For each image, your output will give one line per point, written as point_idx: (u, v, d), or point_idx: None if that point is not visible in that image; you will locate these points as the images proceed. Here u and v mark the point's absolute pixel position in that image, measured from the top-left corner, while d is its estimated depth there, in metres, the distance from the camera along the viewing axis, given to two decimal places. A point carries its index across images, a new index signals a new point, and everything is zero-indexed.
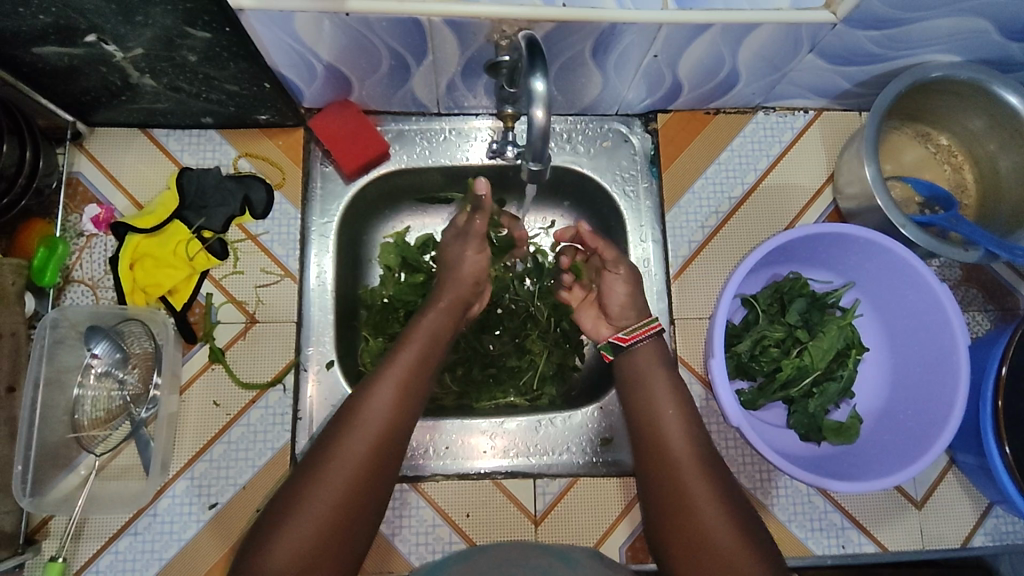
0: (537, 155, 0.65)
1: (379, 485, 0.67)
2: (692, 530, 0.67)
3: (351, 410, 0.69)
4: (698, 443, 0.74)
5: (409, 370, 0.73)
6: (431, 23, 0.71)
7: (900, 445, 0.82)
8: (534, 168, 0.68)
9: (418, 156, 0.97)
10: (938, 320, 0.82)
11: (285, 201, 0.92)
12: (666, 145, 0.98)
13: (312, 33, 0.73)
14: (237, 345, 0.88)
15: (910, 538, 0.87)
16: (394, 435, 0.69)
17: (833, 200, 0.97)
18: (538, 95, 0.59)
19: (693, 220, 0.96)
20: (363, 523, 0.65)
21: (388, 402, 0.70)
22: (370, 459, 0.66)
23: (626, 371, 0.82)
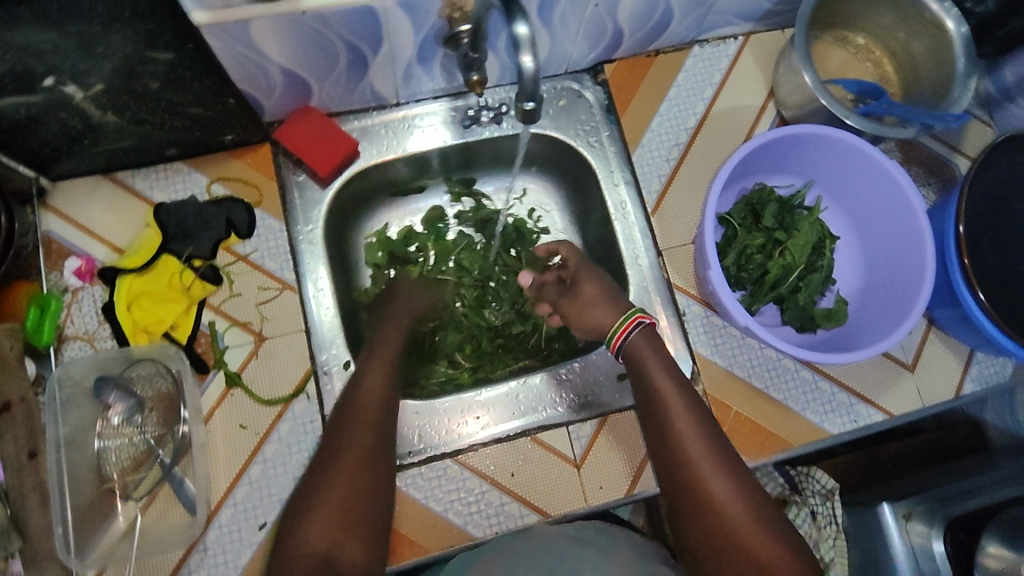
0: (531, 94, 0.67)
1: (377, 487, 0.74)
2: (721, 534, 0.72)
3: (345, 412, 0.79)
4: (703, 428, 0.79)
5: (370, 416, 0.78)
6: (386, 8, 0.76)
7: (883, 316, 0.89)
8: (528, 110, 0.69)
9: (387, 147, 1.00)
10: (894, 195, 0.89)
11: (267, 217, 0.93)
12: (619, 92, 1.03)
13: (271, 38, 0.75)
14: (251, 365, 0.88)
15: (912, 399, 0.94)
16: (382, 440, 0.77)
17: (777, 111, 1.04)
18: (522, 38, 0.64)
19: (658, 156, 1.02)
20: (378, 500, 0.74)
21: (367, 409, 0.79)
22: (361, 461, 0.74)
23: (634, 361, 0.85)
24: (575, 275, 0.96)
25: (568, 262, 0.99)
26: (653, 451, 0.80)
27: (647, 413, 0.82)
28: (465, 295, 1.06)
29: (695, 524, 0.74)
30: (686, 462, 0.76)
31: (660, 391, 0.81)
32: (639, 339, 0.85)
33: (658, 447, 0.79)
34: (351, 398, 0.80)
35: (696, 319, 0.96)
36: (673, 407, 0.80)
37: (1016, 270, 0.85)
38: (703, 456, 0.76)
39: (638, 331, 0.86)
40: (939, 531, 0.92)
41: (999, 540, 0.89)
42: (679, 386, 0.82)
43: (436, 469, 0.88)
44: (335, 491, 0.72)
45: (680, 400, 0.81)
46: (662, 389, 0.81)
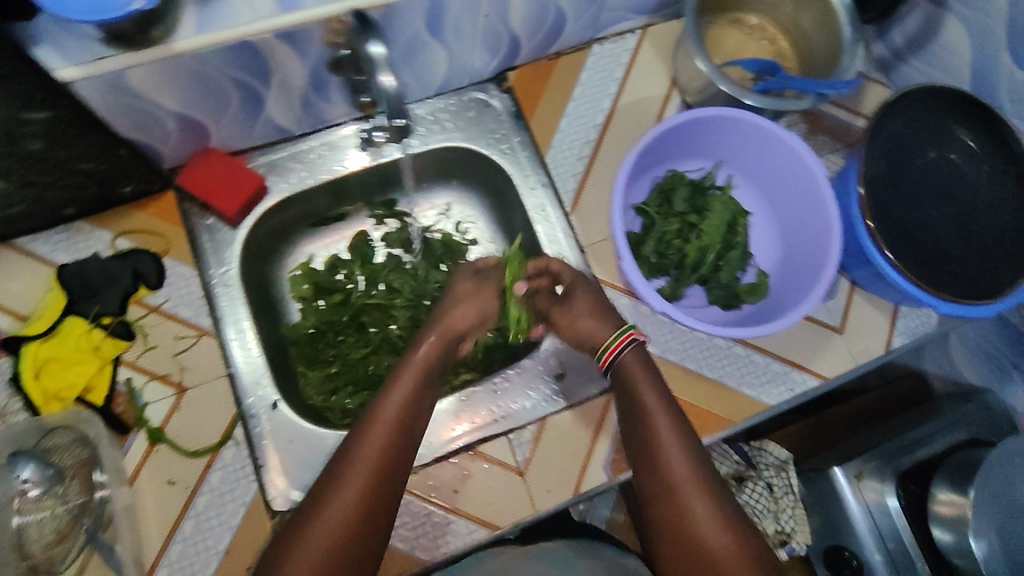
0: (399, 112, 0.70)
1: (373, 528, 0.73)
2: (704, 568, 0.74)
3: (345, 453, 0.76)
4: (688, 444, 0.80)
5: (370, 479, 0.74)
6: (266, 42, 0.75)
7: (801, 283, 0.90)
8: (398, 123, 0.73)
9: (298, 180, 0.98)
10: (796, 163, 0.90)
11: (178, 264, 0.90)
12: (524, 98, 1.04)
13: (156, 86, 0.76)
14: (174, 418, 0.85)
15: (844, 361, 0.94)
16: (388, 485, 0.75)
17: (682, 99, 1.05)
18: (380, 54, 0.69)
19: (570, 155, 1.02)
20: (373, 540, 0.73)
21: (368, 454, 0.75)
22: (359, 502, 0.73)
23: (621, 382, 0.84)
24: (570, 287, 0.90)
25: (562, 273, 0.91)
26: (635, 460, 0.81)
27: (629, 420, 0.82)
28: (397, 318, 1.04)
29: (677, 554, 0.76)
30: (668, 483, 0.78)
31: (642, 403, 0.81)
32: (631, 359, 0.84)
33: (643, 472, 0.80)
34: (355, 439, 0.77)
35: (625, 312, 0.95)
36: (664, 438, 0.79)
37: (923, 225, 0.86)
38: (694, 495, 0.76)
39: (630, 350, 0.85)
40: (893, 486, 0.99)
41: (948, 486, 0.97)
42: (668, 403, 0.82)
43: None
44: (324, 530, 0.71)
45: (676, 433, 0.80)
46: (657, 422, 0.80)
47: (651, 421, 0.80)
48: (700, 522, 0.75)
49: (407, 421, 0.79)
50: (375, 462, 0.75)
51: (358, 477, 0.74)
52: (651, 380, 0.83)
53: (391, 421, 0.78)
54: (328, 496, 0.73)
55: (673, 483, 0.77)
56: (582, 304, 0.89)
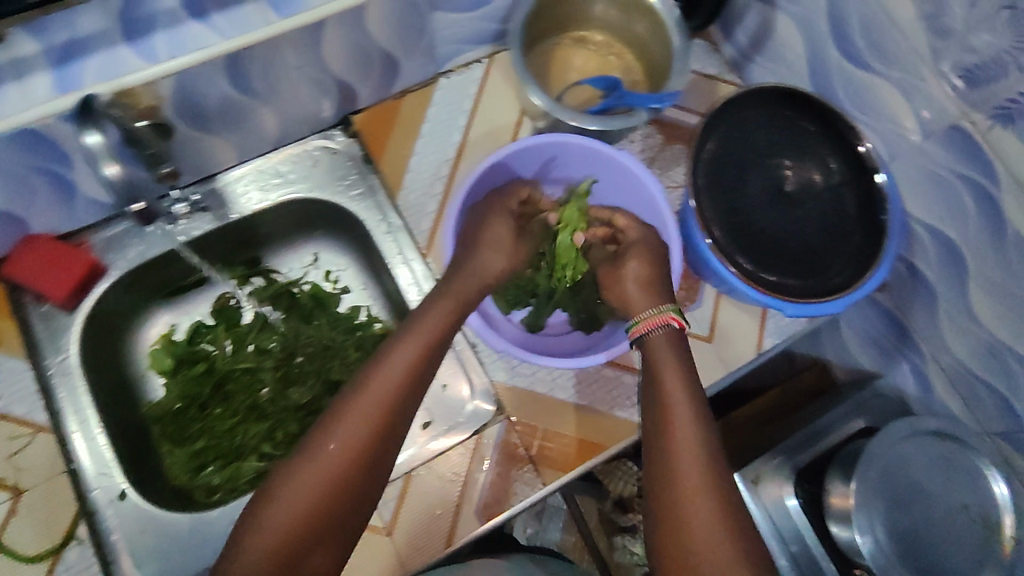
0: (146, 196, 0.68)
1: (334, 520, 0.67)
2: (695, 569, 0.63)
3: (332, 422, 0.70)
4: (707, 428, 0.71)
5: (326, 477, 0.67)
6: (50, 125, 0.72)
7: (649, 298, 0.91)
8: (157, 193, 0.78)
9: (137, 255, 0.94)
10: (629, 181, 0.93)
11: (9, 358, 0.87)
12: (371, 141, 1.01)
13: None
14: (12, 523, 0.80)
15: (715, 372, 0.91)
16: (366, 471, 0.69)
17: (533, 126, 1.03)
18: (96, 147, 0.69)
19: (421, 195, 1.00)
20: (334, 535, 0.68)
21: (352, 431, 0.69)
22: (331, 485, 0.67)
23: (646, 362, 0.77)
24: (627, 250, 0.84)
25: (626, 230, 0.86)
26: (647, 431, 0.73)
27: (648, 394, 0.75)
28: (267, 381, 0.99)
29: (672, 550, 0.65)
30: (668, 459, 0.69)
31: (662, 380, 0.74)
32: (661, 338, 0.77)
33: (650, 446, 0.71)
34: (339, 414, 0.70)
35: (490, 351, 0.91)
36: (679, 416, 0.71)
37: (778, 229, 0.87)
38: (696, 484, 0.66)
39: (664, 329, 0.78)
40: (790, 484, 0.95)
41: (841, 480, 0.89)
42: (690, 382, 0.74)
43: None
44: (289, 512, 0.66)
45: (695, 417, 0.71)
46: (673, 401, 0.72)
47: (665, 396, 0.73)
48: (698, 514, 0.65)
49: (390, 421, 0.70)
50: (341, 459, 0.68)
51: (334, 455, 0.68)
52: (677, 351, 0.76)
53: (384, 390, 0.71)
54: (277, 493, 0.67)
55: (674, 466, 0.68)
56: (634, 268, 0.82)
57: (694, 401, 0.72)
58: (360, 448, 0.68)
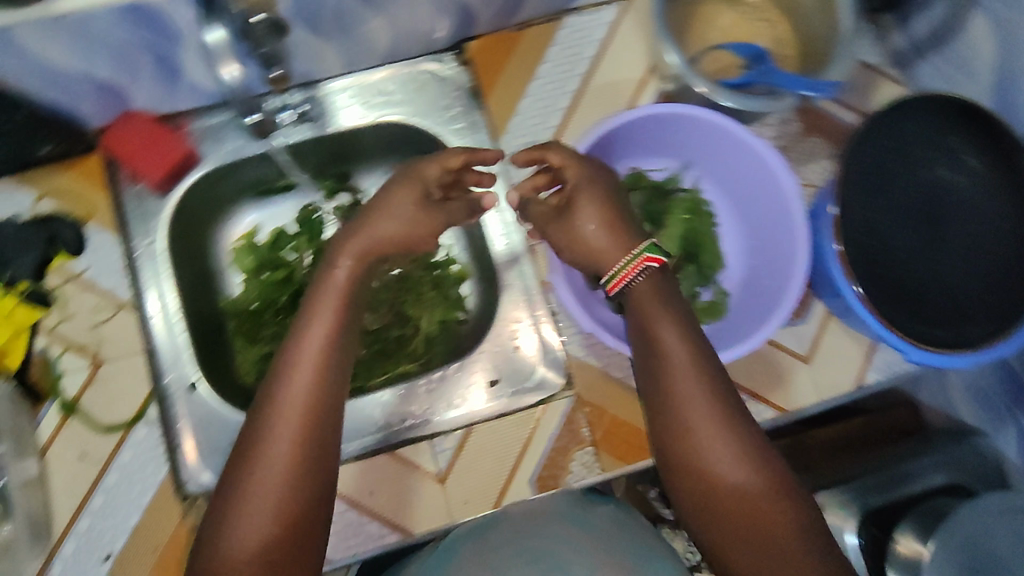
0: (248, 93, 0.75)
1: (318, 475, 0.61)
2: (744, 515, 0.60)
3: (273, 386, 0.63)
4: (725, 409, 0.64)
5: (300, 422, 0.61)
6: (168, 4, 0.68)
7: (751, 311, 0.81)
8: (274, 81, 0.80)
9: (232, 149, 0.93)
10: (762, 175, 0.81)
11: (99, 231, 0.87)
12: (483, 72, 0.94)
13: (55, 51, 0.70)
14: (88, 392, 0.83)
15: (806, 394, 0.86)
16: (326, 416, 0.63)
17: (659, 87, 0.94)
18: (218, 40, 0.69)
19: (526, 141, 0.93)
20: (322, 488, 0.61)
21: (306, 383, 0.63)
22: (302, 439, 0.61)
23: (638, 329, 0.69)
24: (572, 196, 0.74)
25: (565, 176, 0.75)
26: (659, 430, 0.66)
27: (648, 386, 0.67)
28: (341, 298, 0.99)
29: (708, 505, 0.62)
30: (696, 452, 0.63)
31: (667, 367, 0.66)
32: (645, 287, 0.69)
33: (672, 447, 0.64)
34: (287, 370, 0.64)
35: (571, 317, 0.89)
36: (687, 392, 0.64)
37: (906, 250, 0.79)
38: (711, 436, 0.63)
39: (644, 277, 0.70)
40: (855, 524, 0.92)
41: (911, 530, 0.88)
42: (695, 361, 0.66)
43: None
44: (272, 476, 0.59)
45: (690, 356, 0.66)
46: (672, 355, 0.66)
47: (660, 352, 0.67)
48: (716, 461, 0.62)
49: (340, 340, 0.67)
50: (307, 404, 0.62)
51: (294, 409, 0.61)
52: (677, 327, 0.67)
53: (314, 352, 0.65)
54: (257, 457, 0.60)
55: (684, 421, 0.64)
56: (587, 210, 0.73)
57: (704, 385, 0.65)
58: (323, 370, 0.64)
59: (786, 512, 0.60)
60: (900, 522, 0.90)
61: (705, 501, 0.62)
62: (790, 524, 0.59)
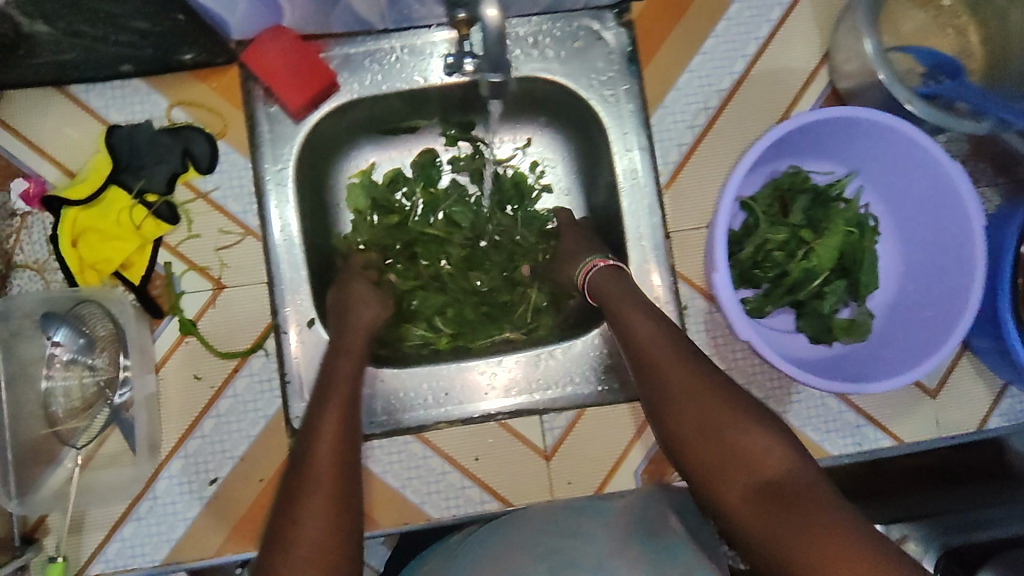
0: (496, 62, 0.66)
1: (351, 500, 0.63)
2: (718, 440, 0.65)
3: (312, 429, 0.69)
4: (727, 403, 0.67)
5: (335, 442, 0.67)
6: None
7: (910, 352, 0.77)
8: (496, 78, 0.69)
9: (371, 82, 0.88)
10: (947, 199, 0.76)
11: (231, 150, 0.84)
12: (644, 39, 0.88)
13: None
14: (208, 314, 0.82)
15: (924, 429, 0.88)
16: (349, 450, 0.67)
17: (830, 80, 0.88)
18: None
19: (680, 121, 0.88)
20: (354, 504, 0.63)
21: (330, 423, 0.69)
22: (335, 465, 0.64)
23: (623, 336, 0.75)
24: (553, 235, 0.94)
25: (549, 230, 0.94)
26: (675, 441, 0.68)
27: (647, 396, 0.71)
28: (455, 252, 0.96)
29: (692, 439, 0.66)
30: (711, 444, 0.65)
31: (659, 373, 0.70)
32: (604, 281, 0.81)
33: (688, 453, 0.66)
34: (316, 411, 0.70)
35: (698, 315, 0.87)
36: (687, 395, 0.68)
37: None
38: (685, 378, 0.69)
39: (603, 274, 0.83)
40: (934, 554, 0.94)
41: None
42: (684, 359, 0.70)
43: (398, 444, 0.85)
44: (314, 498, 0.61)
45: (650, 321, 0.74)
46: (638, 334, 0.74)
47: (623, 317, 0.76)
48: (694, 395, 0.67)
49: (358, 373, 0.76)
50: (340, 422, 0.69)
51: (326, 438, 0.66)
52: (662, 335, 0.73)
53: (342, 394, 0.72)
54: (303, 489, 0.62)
55: (658, 365, 0.71)
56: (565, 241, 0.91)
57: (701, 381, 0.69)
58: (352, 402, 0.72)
59: (763, 434, 0.64)
60: (982, 568, 0.91)
61: (691, 431, 0.67)
62: (768, 443, 0.64)
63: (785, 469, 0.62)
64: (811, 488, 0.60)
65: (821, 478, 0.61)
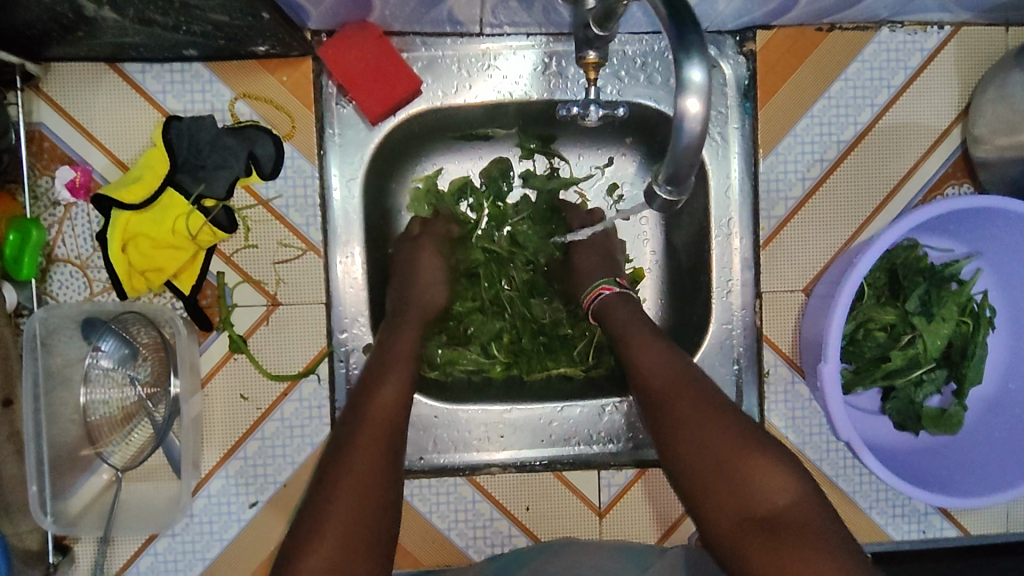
0: (681, 172, 0.50)
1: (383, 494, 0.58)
2: (720, 472, 0.59)
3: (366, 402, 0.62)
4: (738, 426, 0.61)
5: (384, 427, 0.61)
6: None
7: (1004, 461, 0.72)
8: (669, 197, 0.53)
9: (456, 90, 0.79)
10: None
11: (298, 155, 0.76)
12: (765, 73, 0.79)
13: None
14: (260, 332, 0.76)
15: (995, 525, 0.82)
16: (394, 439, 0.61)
17: (963, 141, 0.80)
18: (693, 84, 0.46)
19: (791, 170, 0.80)
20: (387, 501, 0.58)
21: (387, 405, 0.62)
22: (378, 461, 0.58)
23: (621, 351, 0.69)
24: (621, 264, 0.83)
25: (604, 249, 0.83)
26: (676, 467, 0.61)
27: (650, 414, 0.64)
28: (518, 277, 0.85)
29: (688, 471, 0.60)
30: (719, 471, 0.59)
31: (663, 391, 0.64)
32: (613, 300, 0.74)
33: (691, 477, 0.60)
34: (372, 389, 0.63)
35: (778, 383, 0.81)
36: (693, 418, 0.61)
37: None
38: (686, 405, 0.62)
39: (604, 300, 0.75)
40: None
41: None
42: (685, 378, 0.64)
43: (447, 484, 0.80)
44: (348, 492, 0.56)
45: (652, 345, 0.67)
46: (637, 350, 0.67)
47: (630, 345, 0.68)
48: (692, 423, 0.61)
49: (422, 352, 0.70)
50: (397, 401, 0.63)
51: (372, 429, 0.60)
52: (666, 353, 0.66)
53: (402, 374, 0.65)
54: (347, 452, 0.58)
55: (665, 393, 0.63)
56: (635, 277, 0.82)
57: (708, 403, 0.62)
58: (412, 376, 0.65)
59: (771, 468, 0.58)
60: None
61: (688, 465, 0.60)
62: (773, 476, 0.58)
63: (791, 503, 0.57)
64: (813, 527, 0.56)
65: (827, 514, 0.57)
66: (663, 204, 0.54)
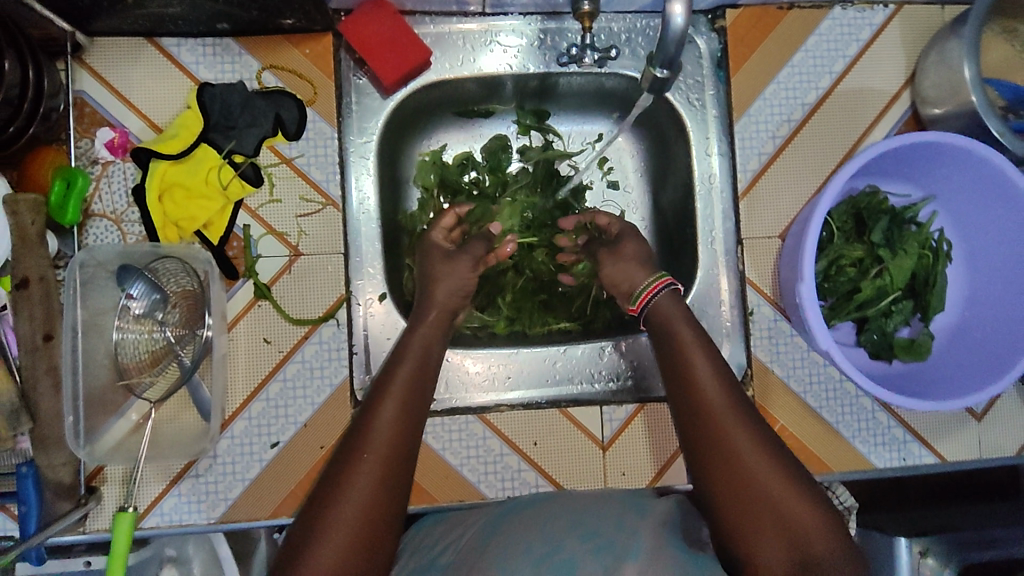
0: (669, 60, 0.67)
1: (389, 514, 0.62)
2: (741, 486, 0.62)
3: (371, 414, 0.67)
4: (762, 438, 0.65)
5: (392, 436, 0.65)
6: None
7: (969, 375, 0.79)
8: (662, 75, 0.70)
9: (460, 63, 0.88)
10: None
11: (319, 119, 0.83)
12: (735, 45, 0.89)
13: None
14: (283, 280, 0.82)
15: (969, 450, 0.88)
16: (402, 467, 0.64)
17: (911, 103, 0.90)
18: None
19: (763, 130, 0.89)
20: (392, 519, 0.62)
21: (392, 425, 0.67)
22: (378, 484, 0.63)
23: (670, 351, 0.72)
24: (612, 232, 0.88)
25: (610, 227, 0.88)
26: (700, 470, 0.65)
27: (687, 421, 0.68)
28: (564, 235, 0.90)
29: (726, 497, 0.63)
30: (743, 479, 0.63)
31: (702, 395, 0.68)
32: (668, 301, 0.76)
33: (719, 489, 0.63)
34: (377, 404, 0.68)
35: (763, 321, 0.88)
36: (729, 431, 0.65)
37: None
38: (732, 425, 0.65)
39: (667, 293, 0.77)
40: None
41: None
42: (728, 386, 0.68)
43: (459, 422, 0.85)
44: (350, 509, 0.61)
45: (715, 378, 0.69)
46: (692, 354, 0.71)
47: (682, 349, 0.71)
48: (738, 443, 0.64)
49: (429, 362, 0.74)
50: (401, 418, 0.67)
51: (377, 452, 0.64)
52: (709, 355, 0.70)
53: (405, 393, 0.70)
54: (345, 474, 0.63)
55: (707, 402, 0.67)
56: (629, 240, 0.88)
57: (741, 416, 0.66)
58: (416, 390, 0.70)
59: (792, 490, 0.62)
60: None
61: (738, 504, 0.62)
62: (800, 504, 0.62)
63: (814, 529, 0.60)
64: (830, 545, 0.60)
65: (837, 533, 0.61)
66: (659, 81, 0.71)
